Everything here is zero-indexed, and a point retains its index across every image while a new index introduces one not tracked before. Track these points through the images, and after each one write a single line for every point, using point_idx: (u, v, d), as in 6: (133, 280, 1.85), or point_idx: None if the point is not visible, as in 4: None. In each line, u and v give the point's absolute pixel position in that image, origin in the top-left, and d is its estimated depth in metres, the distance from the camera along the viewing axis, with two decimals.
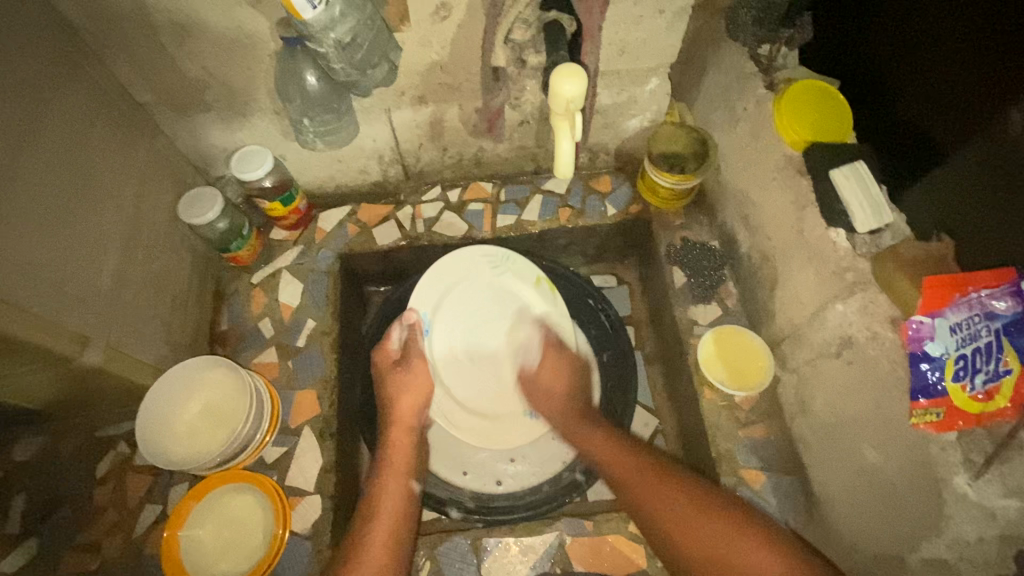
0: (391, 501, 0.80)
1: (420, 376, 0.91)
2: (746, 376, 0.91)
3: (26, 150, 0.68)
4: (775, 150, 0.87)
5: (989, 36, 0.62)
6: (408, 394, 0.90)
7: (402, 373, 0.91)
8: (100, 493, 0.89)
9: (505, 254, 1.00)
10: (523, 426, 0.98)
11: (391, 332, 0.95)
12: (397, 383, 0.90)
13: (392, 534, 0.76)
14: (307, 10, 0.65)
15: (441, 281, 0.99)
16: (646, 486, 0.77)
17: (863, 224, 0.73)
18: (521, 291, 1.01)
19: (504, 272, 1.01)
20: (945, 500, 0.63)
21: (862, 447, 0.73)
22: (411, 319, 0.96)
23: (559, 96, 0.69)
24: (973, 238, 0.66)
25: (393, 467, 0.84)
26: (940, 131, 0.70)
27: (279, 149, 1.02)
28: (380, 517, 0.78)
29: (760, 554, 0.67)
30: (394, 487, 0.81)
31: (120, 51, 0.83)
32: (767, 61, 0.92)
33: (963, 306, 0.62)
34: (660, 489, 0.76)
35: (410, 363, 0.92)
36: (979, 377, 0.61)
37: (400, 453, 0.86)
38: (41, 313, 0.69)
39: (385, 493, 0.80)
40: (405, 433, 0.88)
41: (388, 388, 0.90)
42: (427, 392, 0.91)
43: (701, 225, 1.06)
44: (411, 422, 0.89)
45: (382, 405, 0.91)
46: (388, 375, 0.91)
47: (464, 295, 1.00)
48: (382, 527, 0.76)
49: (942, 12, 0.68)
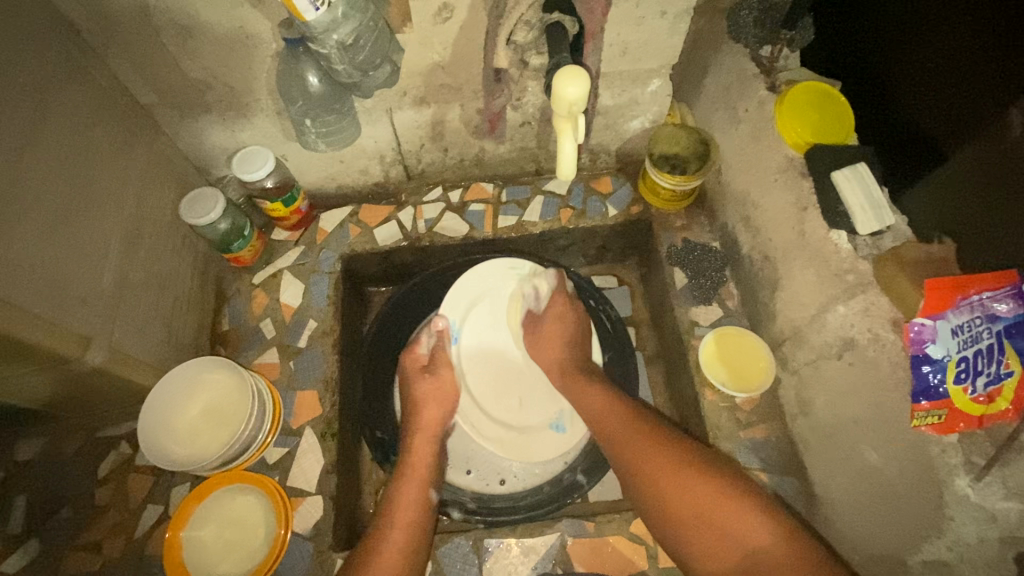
0: (408, 507, 0.80)
1: (450, 384, 0.94)
2: (747, 377, 0.91)
3: (28, 152, 0.69)
4: (776, 152, 0.87)
5: (992, 36, 0.62)
6: (431, 403, 0.92)
7: (430, 381, 0.94)
8: (101, 494, 0.88)
9: (533, 267, 1.03)
10: (552, 440, 0.97)
11: (419, 337, 0.99)
12: (425, 391, 0.93)
13: (408, 540, 0.77)
14: (310, 11, 0.65)
15: (471, 289, 1.02)
16: (639, 451, 0.77)
17: (863, 226, 0.74)
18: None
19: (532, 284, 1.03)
20: (945, 501, 0.63)
21: (861, 448, 0.73)
22: (439, 325, 0.99)
23: (562, 100, 0.68)
24: (977, 240, 0.66)
25: (413, 474, 0.84)
26: (942, 133, 0.71)
27: (280, 150, 1.02)
28: (397, 523, 0.78)
29: (754, 526, 0.66)
30: (412, 494, 0.82)
31: (121, 51, 0.83)
32: (769, 62, 0.92)
33: (964, 309, 0.63)
34: (655, 454, 0.75)
35: (437, 370, 0.95)
36: (980, 379, 0.62)
37: (422, 460, 0.87)
38: (44, 313, 0.69)
39: (403, 500, 0.81)
40: (428, 441, 0.89)
41: (418, 394, 0.93)
42: (453, 399, 0.94)
43: (701, 226, 1.06)
44: (436, 430, 0.90)
45: (408, 411, 0.93)
46: (417, 380, 0.94)
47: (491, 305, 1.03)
48: (397, 533, 0.77)
49: (944, 12, 0.68)
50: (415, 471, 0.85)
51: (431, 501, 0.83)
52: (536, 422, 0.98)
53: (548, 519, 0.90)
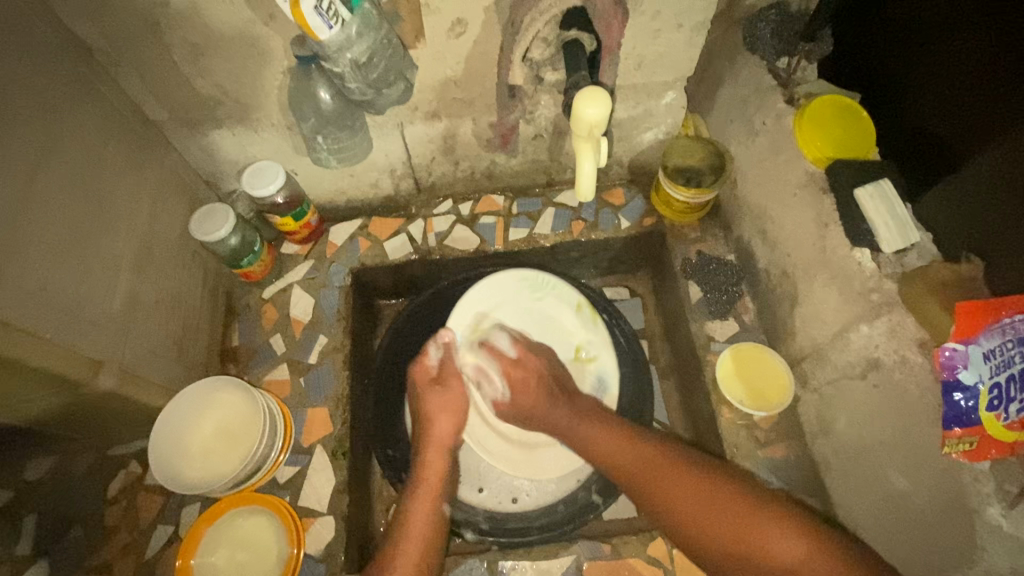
0: (421, 526, 0.79)
1: (461, 394, 0.90)
2: (766, 394, 0.89)
3: (41, 174, 0.68)
4: (795, 165, 0.85)
5: (1009, 41, 0.62)
6: (445, 414, 0.88)
7: (441, 393, 0.90)
8: (111, 513, 0.87)
9: (546, 279, 1.04)
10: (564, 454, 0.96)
11: (426, 349, 0.94)
12: (436, 401, 0.89)
13: (421, 561, 0.76)
14: (324, 30, 0.64)
15: (484, 300, 1.01)
16: (668, 482, 0.73)
17: (889, 244, 0.72)
18: (560, 313, 1.04)
19: (545, 296, 1.04)
20: (977, 531, 0.61)
21: (886, 471, 0.72)
22: (446, 338, 0.94)
23: (582, 121, 0.68)
24: (1004, 258, 0.65)
25: (425, 487, 0.83)
26: (962, 146, 0.70)
27: (291, 164, 1.01)
28: (410, 539, 0.77)
29: (781, 541, 0.65)
30: (426, 511, 0.80)
31: (133, 69, 0.82)
32: (786, 75, 0.90)
33: (995, 332, 0.61)
34: (672, 480, 0.73)
35: (447, 381, 0.91)
36: (1013, 406, 0.61)
37: (434, 474, 0.84)
38: (56, 337, 0.68)
39: (415, 516, 0.79)
40: (440, 454, 0.86)
41: (429, 406, 0.89)
42: (464, 411, 0.90)
43: (716, 239, 1.04)
44: (449, 445, 0.88)
45: (419, 423, 0.90)
46: (426, 393, 0.90)
47: (505, 317, 1.02)
48: (411, 555, 0.75)
49: (961, 14, 0.68)
50: (427, 484, 0.83)
51: (444, 518, 0.81)
52: (547, 438, 0.97)
53: (565, 540, 0.89)
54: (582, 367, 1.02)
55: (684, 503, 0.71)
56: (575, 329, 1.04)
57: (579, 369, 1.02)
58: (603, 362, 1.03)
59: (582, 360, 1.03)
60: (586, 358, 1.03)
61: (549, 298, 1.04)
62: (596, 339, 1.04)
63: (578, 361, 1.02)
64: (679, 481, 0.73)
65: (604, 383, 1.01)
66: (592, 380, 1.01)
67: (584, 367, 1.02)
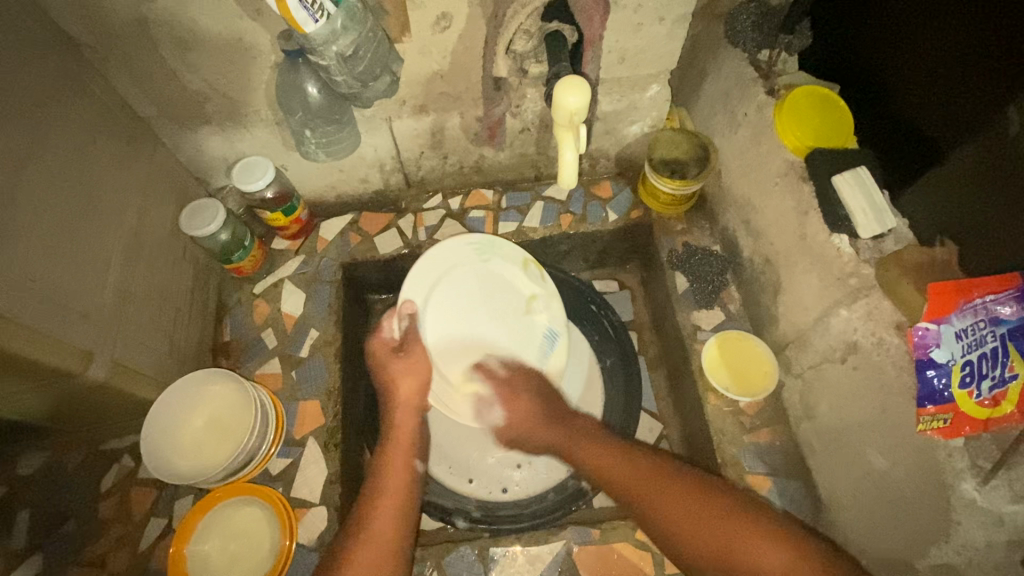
0: (397, 481, 0.81)
1: (425, 360, 0.90)
2: (751, 380, 0.91)
3: (31, 166, 0.69)
4: (776, 155, 0.87)
5: (980, 37, 0.64)
6: (409, 376, 0.89)
7: (404, 359, 0.89)
8: (105, 507, 0.87)
9: (492, 239, 0.99)
10: None
11: (386, 323, 0.93)
12: (399, 370, 0.89)
13: (396, 514, 0.77)
14: (309, 23, 0.65)
15: (433, 269, 0.96)
16: (648, 484, 0.75)
17: (865, 229, 0.74)
18: (511, 274, 1.00)
19: (491, 257, 1.00)
20: (953, 506, 0.63)
21: (866, 453, 0.73)
22: (410, 308, 0.92)
23: (562, 109, 0.70)
24: (977, 242, 0.66)
25: (399, 445, 0.85)
26: (936, 138, 0.71)
27: (281, 159, 1.02)
28: (384, 496, 0.78)
29: (770, 551, 0.65)
30: (398, 467, 0.82)
31: (121, 65, 0.83)
32: (767, 67, 0.91)
33: (968, 312, 0.63)
34: (661, 487, 0.74)
35: (409, 349, 0.90)
36: (985, 383, 0.62)
37: (407, 434, 0.86)
38: (48, 330, 0.68)
39: (390, 472, 0.81)
40: (411, 414, 0.87)
41: (393, 372, 0.89)
42: (430, 373, 0.90)
43: (702, 230, 1.06)
44: (415, 404, 0.88)
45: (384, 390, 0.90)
46: (389, 362, 0.90)
47: (451, 286, 0.98)
48: (387, 504, 0.77)
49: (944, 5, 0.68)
50: (400, 441, 0.85)
51: (416, 471, 0.83)
52: None
53: (554, 527, 0.89)
54: (532, 319, 1.00)
55: (669, 508, 0.72)
56: (524, 285, 1.00)
57: (530, 323, 1.00)
58: (551, 316, 1.00)
59: (535, 312, 1.00)
60: (538, 309, 1.01)
61: (499, 257, 1.00)
62: (543, 292, 1.01)
63: (528, 314, 1.00)
64: (655, 484, 0.75)
65: (555, 335, 1.00)
66: (541, 334, 0.99)
67: (534, 319, 1.00)
